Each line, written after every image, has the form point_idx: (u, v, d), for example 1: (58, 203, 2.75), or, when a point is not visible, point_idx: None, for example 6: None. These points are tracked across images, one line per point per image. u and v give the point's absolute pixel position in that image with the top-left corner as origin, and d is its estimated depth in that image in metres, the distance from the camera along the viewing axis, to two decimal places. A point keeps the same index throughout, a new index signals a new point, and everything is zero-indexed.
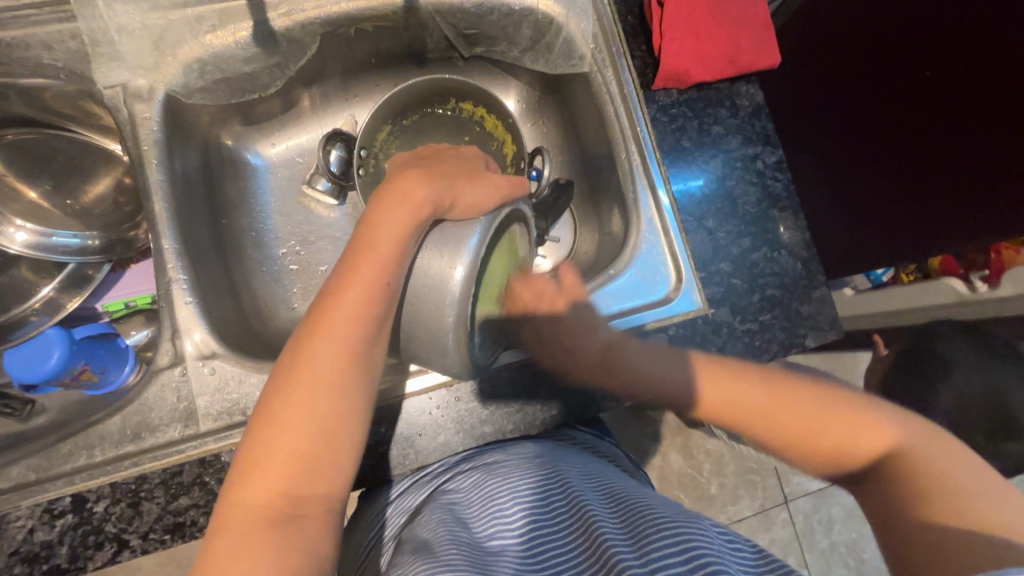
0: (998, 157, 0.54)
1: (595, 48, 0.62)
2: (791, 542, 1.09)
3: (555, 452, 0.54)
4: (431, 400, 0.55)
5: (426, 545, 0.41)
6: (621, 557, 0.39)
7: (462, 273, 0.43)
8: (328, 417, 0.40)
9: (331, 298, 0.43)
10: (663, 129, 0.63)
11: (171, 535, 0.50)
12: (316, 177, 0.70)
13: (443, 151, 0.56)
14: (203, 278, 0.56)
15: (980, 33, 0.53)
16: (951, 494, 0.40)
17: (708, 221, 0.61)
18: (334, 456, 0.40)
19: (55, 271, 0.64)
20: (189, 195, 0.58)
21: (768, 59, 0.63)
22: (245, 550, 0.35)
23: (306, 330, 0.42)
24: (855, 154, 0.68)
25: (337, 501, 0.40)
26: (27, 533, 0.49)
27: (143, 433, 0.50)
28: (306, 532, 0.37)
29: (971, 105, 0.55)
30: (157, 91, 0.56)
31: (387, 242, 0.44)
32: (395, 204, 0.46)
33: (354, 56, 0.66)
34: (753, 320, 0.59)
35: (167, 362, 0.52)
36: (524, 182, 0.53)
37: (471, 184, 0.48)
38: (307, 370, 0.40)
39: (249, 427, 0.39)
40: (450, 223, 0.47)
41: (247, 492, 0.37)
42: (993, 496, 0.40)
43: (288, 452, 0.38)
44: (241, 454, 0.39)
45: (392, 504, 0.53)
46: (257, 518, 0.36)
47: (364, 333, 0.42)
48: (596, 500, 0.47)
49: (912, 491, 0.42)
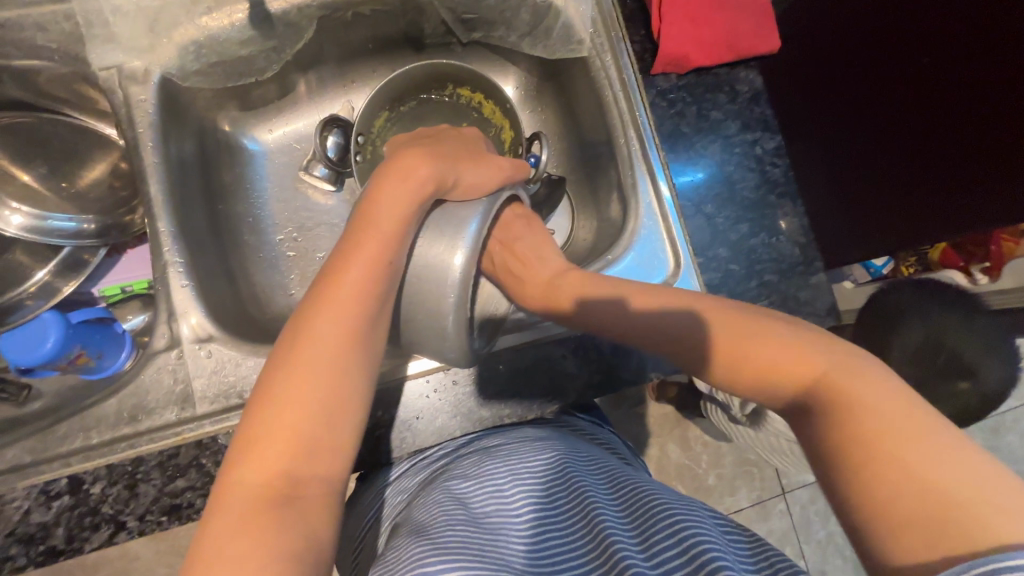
0: (994, 144, 0.55)
1: (594, 33, 0.61)
2: (788, 532, 1.09)
3: (556, 438, 0.54)
4: (428, 383, 0.55)
5: (423, 527, 0.41)
6: (623, 550, 0.39)
7: (462, 261, 0.45)
8: (329, 397, 0.39)
9: (332, 276, 0.43)
10: (662, 115, 0.62)
11: (168, 517, 0.50)
12: (314, 163, 0.69)
13: (438, 133, 0.56)
14: (199, 261, 0.56)
15: (982, 17, 0.53)
16: (892, 459, 0.33)
17: (707, 207, 0.61)
18: (335, 437, 0.39)
19: (49, 255, 0.64)
20: (184, 179, 0.58)
21: (769, 45, 0.63)
22: (243, 531, 0.33)
23: (307, 310, 0.41)
24: (855, 142, 0.67)
25: (337, 485, 0.38)
26: (23, 515, 0.49)
27: (140, 416, 0.50)
28: (308, 513, 0.36)
29: (968, 91, 0.56)
30: (152, 73, 0.55)
31: (389, 221, 0.44)
32: (398, 181, 0.46)
33: (351, 41, 0.65)
34: (751, 306, 0.59)
35: (164, 344, 0.52)
36: (525, 167, 0.55)
37: (474, 166, 0.50)
38: (307, 349, 0.39)
39: (248, 407, 0.38)
40: (452, 204, 0.49)
41: (243, 473, 0.36)
42: (938, 451, 0.32)
43: (287, 432, 0.37)
44: (240, 434, 0.37)
45: (390, 488, 0.53)
46: (254, 497, 0.35)
47: (366, 312, 0.42)
48: (597, 487, 0.47)
49: (842, 462, 0.35)
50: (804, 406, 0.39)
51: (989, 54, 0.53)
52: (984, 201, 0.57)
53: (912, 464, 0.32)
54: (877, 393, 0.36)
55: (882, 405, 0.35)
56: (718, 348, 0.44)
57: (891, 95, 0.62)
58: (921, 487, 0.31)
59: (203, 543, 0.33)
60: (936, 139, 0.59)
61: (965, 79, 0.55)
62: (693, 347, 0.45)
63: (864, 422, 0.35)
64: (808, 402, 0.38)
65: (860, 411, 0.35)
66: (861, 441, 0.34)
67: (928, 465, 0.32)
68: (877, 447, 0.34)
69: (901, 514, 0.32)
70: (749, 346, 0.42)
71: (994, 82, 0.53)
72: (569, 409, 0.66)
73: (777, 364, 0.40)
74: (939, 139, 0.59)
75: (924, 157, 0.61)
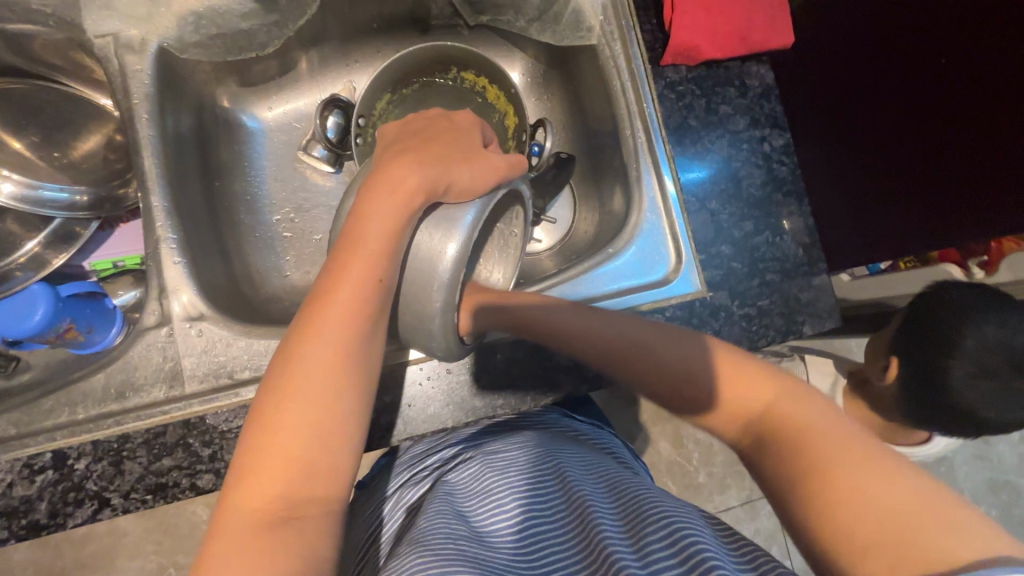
0: (989, 141, 0.55)
1: (604, 20, 0.60)
2: (776, 532, 1.09)
3: (556, 445, 0.54)
4: (422, 370, 0.54)
5: (422, 536, 0.40)
6: (617, 556, 0.37)
7: (455, 250, 0.44)
8: (321, 418, 0.38)
9: (322, 298, 0.41)
10: (670, 107, 0.61)
11: (153, 495, 0.49)
12: (312, 143, 0.68)
13: (434, 122, 0.52)
14: (192, 236, 0.55)
15: (964, 29, 0.55)
16: (851, 483, 0.33)
17: (712, 203, 0.60)
18: (332, 457, 0.38)
19: (41, 226, 0.62)
20: (180, 154, 0.57)
21: (781, 39, 0.61)
22: (241, 556, 0.32)
23: (297, 332, 0.40)
24: (865, 150, 0.66)
25: (336, 502, 0.37)
26: (6, 488, 0.48)
27: (128, 392, 0.49)
28: (308, 532, 0.35)
29: (973, 104, 0.55)
30: (150, 43, 0.54)
31: (377, 237, 0.42)
32: (385, 195, 0.43)
33: (356, 19, 0.65)
34: (752, 305, 0.58)
35: (153, 322, 0.51)
36: (524, 160, 0.51)
37: (465, 166, 0.46)
38: (299, 374, 0.38)
39: (245, 431, 0.38)
40: (448, 207, 0.46)
41: (242, 495, 0.35)
42: (880, 476, 0.33)
43: (285, 456, 0.36)
44: (236, 460, 0.37)
45: (391, 499, 0.52)
46: (250, 521, 0.34)
47: (359, 333, 0.41)
48: (597, 495, 0.46)
49: (801, 485, 0.35)
50: (761, 440, 0.40)
51: (990, 65, 0.53)
52: (976, 216, 0.58)
53: (868, 487, 0.33)
54: (820, 423, 0.38)
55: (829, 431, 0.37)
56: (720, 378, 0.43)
57: (904, 99, 0.61)
58: (878, 510, 0.32)
59: (203, 566, 0.33)
60: (934, 148, 0.59)
61: (966, 87, 0.56)
62: (681, 380, 0.44)
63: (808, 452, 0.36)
64: (763, 438, 0.40)
65: (812, 439, 0.37)
66: (814, 478, 0.35)
67: (880, 488, 0.33)
68: (831, 472, 0.34)
69: (872, 538, 0.32)
70: (746, 390, 0.42)
71: (992, 86, 0.54)
72: (567, 411, 0.65)
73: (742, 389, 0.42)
74: (941, 144, 0.59)
75: (919, 163, 0.61)
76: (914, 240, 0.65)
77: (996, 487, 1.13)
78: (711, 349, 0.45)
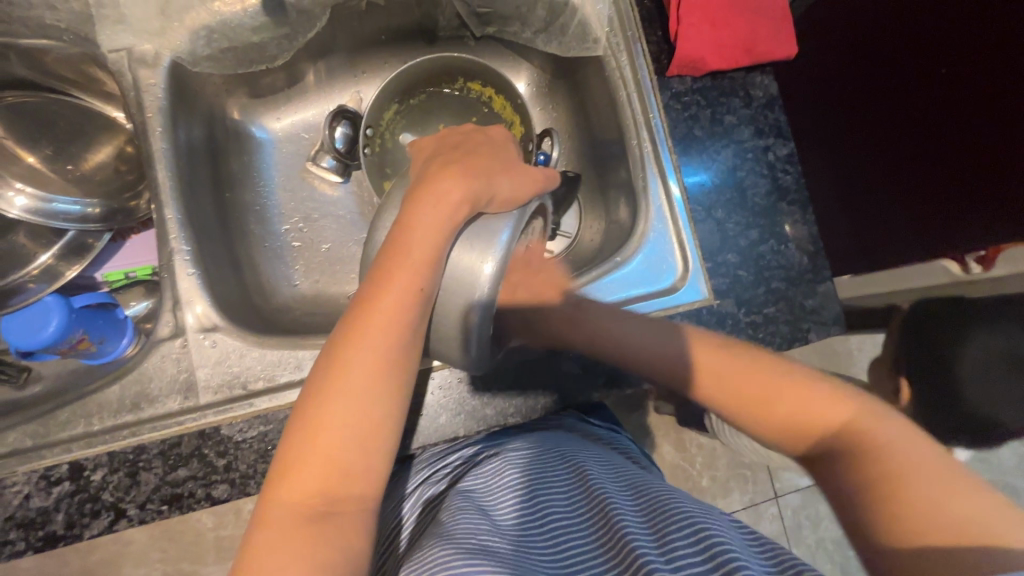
0: (988, 160, 0.56)
1: (610, 32, 0.61)
2: (779, 535, 1.10)
3: (576, 444, 0.54)
4: (432, 380, 0.54)
5: (447, 529, 0.40)
6: (643, 553, 0.38)
7: (492, 268, 0.42)
8: (361, 421, 0.38)
9: (363, 305, 0.42)
10: (675, 118, 0.62)
11: (169, 505, 0.50)
12: (322, 154, 0.69)
13: (472, 136, 0.53)
14: (205, 248, 0.56)
15: (970, 41, 0.55)
16: (930, 491, 0.37)
17: (718, 212, 0.61)
18: (369, 458, 0.38)
19: (53, 238, 0.63)
20: (192, 166, 0.58)
21: (785, 50, 0.62)
22: (284, 550, 0.34)
23: (341, 336, 0.41)
24: (880, 157, 0.66)
25: (372, 502, 0.38)
26: (23, 499, 0.49)
27: (143, 403, 0.50)
28: (345, 529, 0.36)
29: (980, 115, 0.55)
30: (163, 57, 0.55)
31: (422, 246, 0.43)
32: (431, 205, 0.44)
33: (364, 31, 0.65)
34: (758, 313, 0.58)
35: (168, 333, 0.51)
36: (555, 174, 0.52)
37: (508, 178, 0.47)
38: (342, 376, 0.39)
39: (287, 430, 0.39)
40: (488, 218, 0.45)
41: (285, 490, 0.36)
42: (952, 485, 0.37)
43: (325, 455, 0.37)
44: (278, 457, 0.38)
45: (410, 492, 0.52)
46: (293, 512, 0.35)
47: (404, 340, 0.41)
48: (619, 493, 0.46)
49: (885, 492, 0.38)
50: (834, 447, 0.42)
51: (998, 77, 0.53)
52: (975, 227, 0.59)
53: (942, 495, 0.36)
54: (895, 435, 0.41)
55: (908, 448, 0.40)
56: (749, 383, 0.46)
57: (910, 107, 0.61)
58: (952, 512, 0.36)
59: (250, 555, 0.34)
60: (940, 160, 0.60)
61: (964, 100, 0.56)
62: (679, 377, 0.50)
63: (887, 462, 0.39)
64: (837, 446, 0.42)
65: (889, 451, 0.40)
66: (897, 495, 0.37)
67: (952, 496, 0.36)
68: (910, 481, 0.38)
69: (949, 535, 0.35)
70: (812, 400, 0.44)
71: (997, 100, 0.53)
72: (584, 414, 0.65)
73: (797, 399, 0.45)
74: (947, 156, 0.59)
75: (924, 169, 0.62)
76: (918, 246, 0.66)
77: (996, 488, 1.14)
78: (691, 346, 0.50)
